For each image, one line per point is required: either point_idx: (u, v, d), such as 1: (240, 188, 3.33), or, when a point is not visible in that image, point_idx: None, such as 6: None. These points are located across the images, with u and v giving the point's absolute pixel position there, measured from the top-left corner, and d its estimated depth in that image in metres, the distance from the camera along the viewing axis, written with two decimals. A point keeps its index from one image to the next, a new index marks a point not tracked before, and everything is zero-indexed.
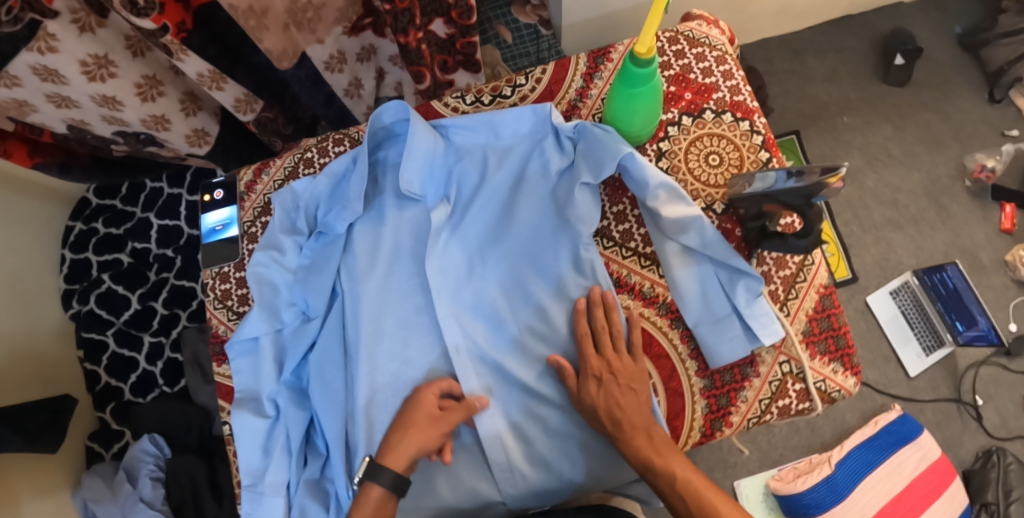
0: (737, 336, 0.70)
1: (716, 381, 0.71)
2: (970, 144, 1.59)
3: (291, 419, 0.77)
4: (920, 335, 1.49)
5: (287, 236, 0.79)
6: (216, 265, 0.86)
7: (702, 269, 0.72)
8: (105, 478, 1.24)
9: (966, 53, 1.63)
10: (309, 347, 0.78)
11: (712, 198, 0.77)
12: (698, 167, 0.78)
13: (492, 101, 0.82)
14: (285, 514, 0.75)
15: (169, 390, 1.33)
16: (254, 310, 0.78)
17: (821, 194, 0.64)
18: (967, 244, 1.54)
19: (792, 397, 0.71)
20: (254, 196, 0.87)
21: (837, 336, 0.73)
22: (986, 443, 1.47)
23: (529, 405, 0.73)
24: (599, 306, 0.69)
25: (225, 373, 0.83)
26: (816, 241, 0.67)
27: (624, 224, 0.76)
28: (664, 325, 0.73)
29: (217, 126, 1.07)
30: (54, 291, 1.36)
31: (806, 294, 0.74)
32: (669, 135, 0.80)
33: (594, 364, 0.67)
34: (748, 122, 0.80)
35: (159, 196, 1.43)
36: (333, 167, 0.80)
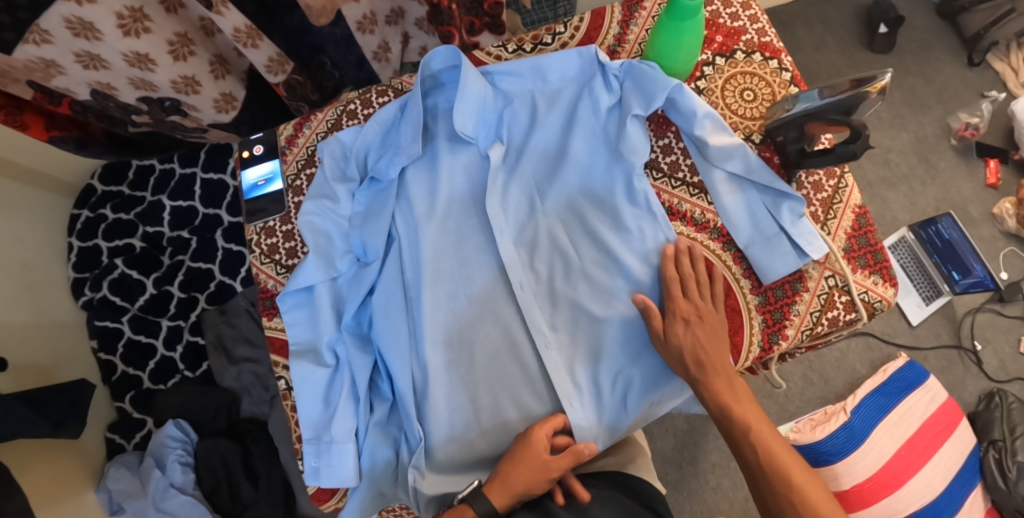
0: (788, 252, 0.74)
1: (769, 297, 0.75)
2: (953, 105, 1.68)
3: (354, 365, 0.77)
4: (919, 285, 1.56)
5: (340, 184, 0.80)
6: (261, 220, 0.85)
7: (748, 195, 0.77)
8: (131, 468, 1.23)
9: (943, 21, 1.73)
10: (368, 293, 0.79)
11: (750, 130, 0.82)
12: (734, 102, 0.83)
13: (534, 49, 0.86)
14: (357, 460, 0.76)
15: (191, 374, 1.31)
16: (311, 259, 0.78)
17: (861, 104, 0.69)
18: (957, 198, 1.62)
19: (840, 308, 0.74)
20: (296, 149, 0.87)
21: (875, 251, 0.77)
22: (987, 386, 1.54)
23: (592, 337, 0.75)
24: (685, 254, 0.72)
25: (277, 327, 0.83)
26: (864, 145, 0.69)
27: (671, 156, 0.79)
28: (716, 249, 0.76)
29: (242, 91, 1.08)
30: (63, 280, 1.32)
31: (844, 214, 0.78)
32: (705, 75, 0.84)
33: (682, 305, 0.70)
34: (776, 61, 0.85)
35: (171, 177, 1.41)
36: (381, 115, 0.81)
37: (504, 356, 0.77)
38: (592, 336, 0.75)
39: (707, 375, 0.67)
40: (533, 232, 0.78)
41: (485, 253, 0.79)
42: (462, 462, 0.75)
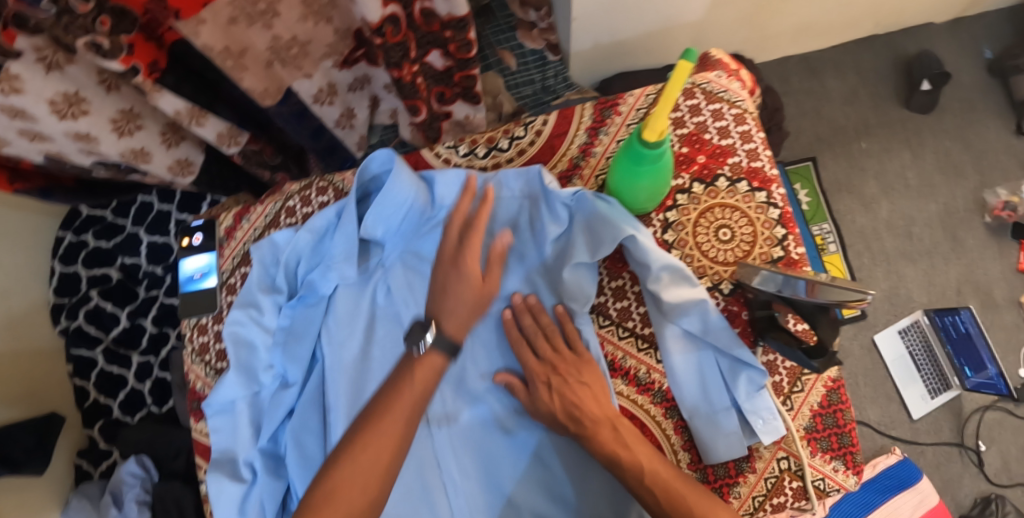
0: (736, 432, 0.67)
1: (709, 475, 0.68)
2: (991, 178, 1.51)
3: (267, 487, 0.74)
4: (926, 377, 1.44)
5: (266, 295, 0.76)
6: (195, 316, 0.83)
7: (701, 356, 0.69)
8: (92, 499, 1.22)
9: (993, 78, 1.55)
10: (286, 414, 0.75)
11: (720, 276, 0.72)
12: (707, 242, 0.73)
13: (488, 154, 0.78)
14: None
15: (158, 409, 1.32)
16: (232, 374, 0.75)
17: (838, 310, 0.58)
18: (981, 281, 1.48)
19: (788, 495, 0.67)
20: (234, 243, 0.84)
21: (843, 434, 0.69)
22: (986, 489, 1.43)
23: (508, 490, 0.71)
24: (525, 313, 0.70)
25: (202, 430, 0.80)
26: (828, 362, 0.62)
27: (623, 300, 0.71)
28: (657, 414, 0.70)
29: (201, 156, 1.02)
30: (42, 305, 1.32)
31: (812, 387, 0.69)
32: (678, 205, 0.74)
33: (540, 371, 0.68)
34: (765, 193, 0.74)
35: (149, 211, 1.38)
36: (316, 222, 0.74)
37: (416, 502, 0.71)
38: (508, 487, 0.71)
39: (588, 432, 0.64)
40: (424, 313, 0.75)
41: None
42: None
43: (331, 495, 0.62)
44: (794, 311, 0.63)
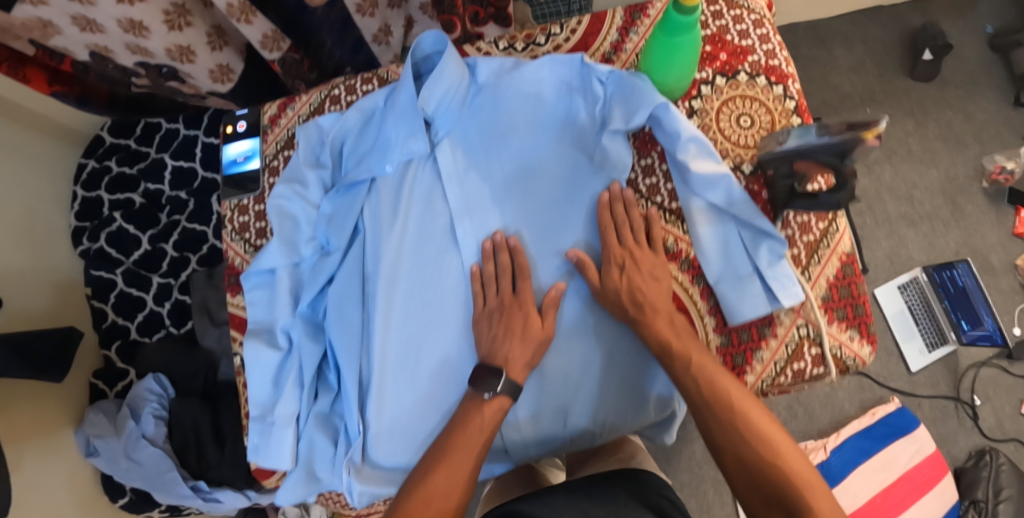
0: (758, 295, 0.70)
1: (733, 338, 0.72)
2: (991, 146, 1.55)
3: (304, 351, 0.76)
4: (924, 330, 1.48)
5: (311, 170, 0.80)
6: (236, 197, 0.86)
7: (725, 228, 0.72)
8: (108, 414, 1.23)
9: (995, 54, 1.60)
10: (328, 280, 0.78)
11: (741, 158, 0.77)
12: (728, 128, 0.78)
13: (525, 48, 0.84)
14: (293, 445, 0.75)
15: (176, 331, 1.33)
16: (275, 242, 0.78)
17: (854, 152, 0.63)
18: (980, 246, 1.52)
19: (808, 361, 0.71)
20: (278, 129, 0.87)
21: (856, 304, 0.73)
22: (980, 443, 1.47)
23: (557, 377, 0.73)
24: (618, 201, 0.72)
25: (239, 304, 0.83)
26: (849, 197, 0.66)
27: (651, 178, 0.76)
28: (685, 280, 0.74)
29: (240, 64, 1.05)
30: (65, 228, 1.33)
31: (829, 261, 0.73)
32: (702, 95, 0.79)
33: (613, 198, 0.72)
34: (782, 87, 0.79)
35: (175, 138, 1.40)
36: (364, 104, 0.81)
37: (452, 365, 0.74)
38: (552, 384, 0.73)
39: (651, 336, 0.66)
40: (462, 188, 0.78)
41: (450, 254, 0.77)
42: (400, 457, 0.75)
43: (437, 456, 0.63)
44: (815, 167, 0.67)
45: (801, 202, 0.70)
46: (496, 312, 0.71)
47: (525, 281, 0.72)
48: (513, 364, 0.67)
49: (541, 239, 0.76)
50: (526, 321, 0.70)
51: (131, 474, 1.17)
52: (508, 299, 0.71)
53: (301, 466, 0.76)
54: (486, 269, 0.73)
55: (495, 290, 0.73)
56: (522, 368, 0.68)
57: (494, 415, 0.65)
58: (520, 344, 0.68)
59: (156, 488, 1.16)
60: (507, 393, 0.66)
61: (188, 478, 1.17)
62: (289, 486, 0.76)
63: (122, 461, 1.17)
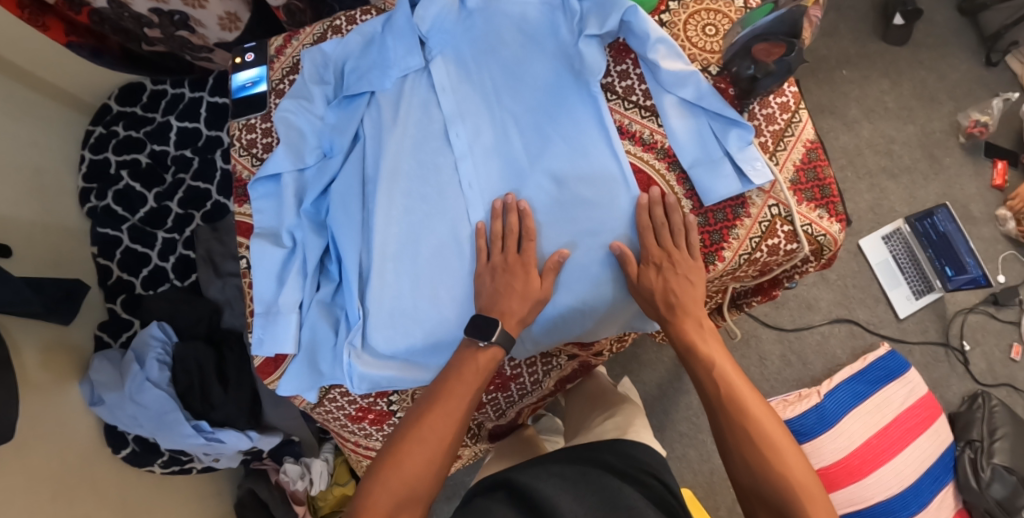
0: (729, 176, 0.75)
1: (710, 218, 0.77)
2: (965, 103, 1.62)
3: (308, 245, 0.81)
4: (910, 279, 1.53)
5: (317, 87, 0.86)
6: (244, 117, 0.91)
7: (697, 120, 0.78)
8: (113, 361, 1.27)
9: (963, 18, 1.68)
10: (330, 182, 0.83)
11: (708, 61, 0.83)
12: (696, 36, 0.85)
13: None
14: (298, 330, 0.79)
15: (180, 284, 1.37)
16: (282, 148, 0.83)
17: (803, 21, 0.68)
18: (959, 196, 1.57)
19: (781, 237, 0.76)
20: (283, 58, 0.93)
21: (823, 186, 0.78)
22: (973, 388, 1.50)
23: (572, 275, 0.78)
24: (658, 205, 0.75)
25: (245, 213, 0.88)
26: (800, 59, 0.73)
27: (627, 80, 0.82)
28: (661, 168, 0.79)
29: (247, 14, 1.14)
30: (72, 189, 1.38)
31: (794, 147, 0.79)
32: (670, 10, 0.86)
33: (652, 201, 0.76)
34: (742, 1, 0.87)
35: (180, 101, 1.46)
36: (365, 27, 0.87)
37: (446, 256, 0.79)
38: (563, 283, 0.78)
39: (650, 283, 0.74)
40: (454, 96, 0.83)
41: (444, 155, 0.82)
42: (398, 345, 0.78)
43: (421, 415, 0.69)
44: (768, 46, 0.72)
45: (765, 83, 0.76)
46: (501, 273, 0.75)
47: (530, 243, 0.77)
48: (508, 317, 0.73)
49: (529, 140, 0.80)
50: (526, 279, 0.75)
51: (136, 417, 1.18)
52: (511, 258, 0.76)
53: (306, 352, 0.80)
54: (493, 228, 0.77)
55: (500, 250, 0.77)
56: (516, 322, 0.74)
57: (487, 362, 0.73)
58: (519, 301, 0.74)
59: (158, 430, 1.17)
60: (500, 345, 0.72)
61: (191, 419, 1.20)
62: (292, 376, 0.80)
63: (128, 405, 1.17)
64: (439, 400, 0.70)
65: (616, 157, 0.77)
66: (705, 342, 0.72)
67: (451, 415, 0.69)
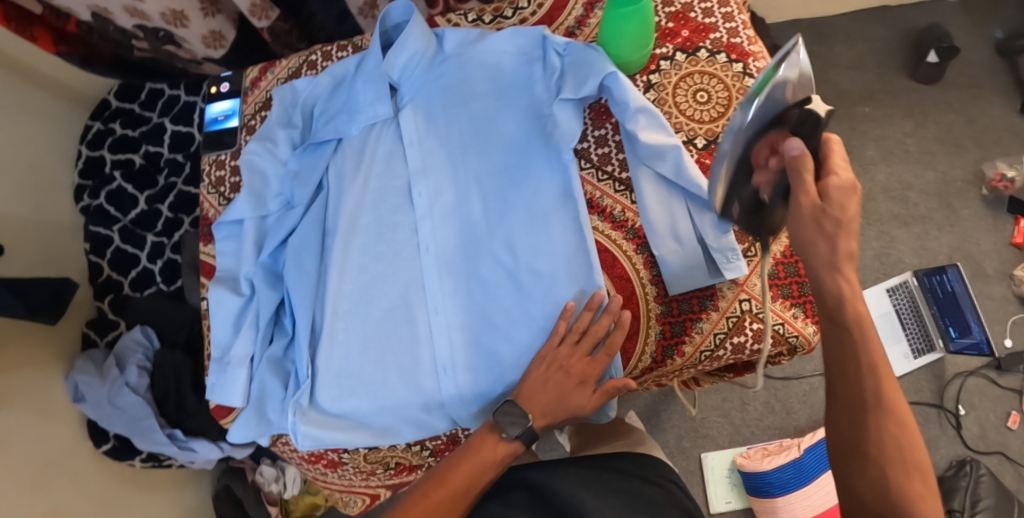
0: (699, 266, 0.71)
1: (673, 308, 0.73)
2: (992, 152, 1.52)
3: (261, 298, 0.79)
4: (910, 337, 1.46)
5: (282, 129, 0.83)
6: (214, 153, 0.90)
7: (673, 200, 0.73)
8: (95, 362, 1.28)
9: (1002, 59, 1.56)
10: (289, 233, 0.81)
11: (695, 133, 0.77)
12: (685, 103, 0.78)
13: (493, 21, 0.84)
14: (246, 384, 0.79)
15: (166, 288, 1.37)
16: (242, 195, 0.81)
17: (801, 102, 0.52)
18: (973, 251, 1.49)
19: (748, 335, 0.72)
20: (257, 91, 0.91)
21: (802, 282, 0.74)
22: (962, 453, 1.44)
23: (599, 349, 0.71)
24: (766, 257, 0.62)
25: (209, 253, 0.87)
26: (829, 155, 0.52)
27: (604, 148, 0.76)
28: (629, 249, 0.74)
29: (233, 32, 1.10)
30: (67, 184, 1.39)
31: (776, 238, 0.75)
32: (660, 69, 0.79)
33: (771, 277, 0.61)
34: (742, 64, 0.78)
35: (176, 104, 1.44)
36: (336, 69, 0.82)
37: (397, 320, 0.77)
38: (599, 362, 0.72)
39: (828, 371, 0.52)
40: (418, 150, 0.78)
41: (405, 213, 0.78)
42: (344, 406, 0.77)
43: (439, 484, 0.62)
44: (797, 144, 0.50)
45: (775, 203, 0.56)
46: (544, 364, 0.68)
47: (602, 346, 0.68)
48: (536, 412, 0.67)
49: (493, 205, 0.75)
50: (574, 376, 0.67)
51: (112, 419, 1.19)
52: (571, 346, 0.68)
53: (253, 404, 0.79)
54: (579, 319, 0.68)
55: (558, 337, 0.69)
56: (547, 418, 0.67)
57: (495, 455, 0.64)
58: (550, 397, 0.67)
59: (133, 433, 1.19)
60: (523, 440, 0.65)
61: (165, 426, 1.21)
62: (241, 423, 0.79)
63: (105, 406, 1.19)
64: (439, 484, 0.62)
65: (583, 229, 0.71)
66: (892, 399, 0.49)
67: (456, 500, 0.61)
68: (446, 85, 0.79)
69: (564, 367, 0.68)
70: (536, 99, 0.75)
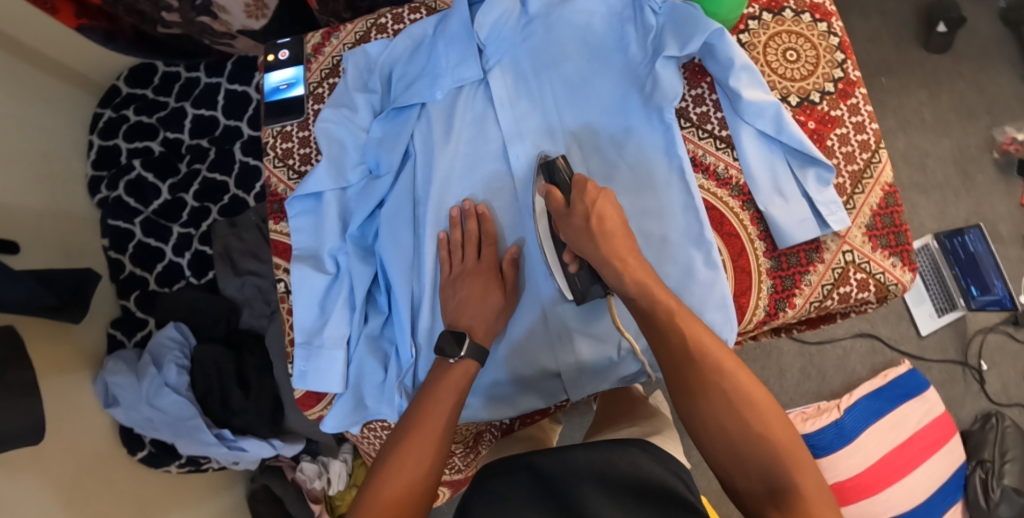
0: (807, 219, 0.72)
1: (783, 263, 0.73)
2: (1002, 119, 1.58)
3: (354, 273, 0.76)
4: (934, 297, 1.52)
5: (361, 95, 0.79)
6: (278, 124, 0.86)
7: (773, 157, 0.74)
8: (128, 363, 1.22)
9: (1007, 29, 1.62)
10: (377, 205, 0.77)
11: (788, 91, 0.78)
12: (776, 61, 0.78)
13: None
14: (344, 367, 0.76)
15: (196, 281, 1.31)
16: (324, 165, 0.77)
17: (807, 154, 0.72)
18: (989, 215, 1.55)
19: (853, 285, 0.73)
20: (321, 58, 0.86)
21: (898, 233, 0.75)
22: (986, 407, 1.51)
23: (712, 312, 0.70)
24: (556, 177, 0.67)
25: (282, 231, 0.83)
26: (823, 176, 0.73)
27: (702, 107, 0.76)
28: (735, 207, 0.74)
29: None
30: (80, 176, 1.31)
31: (872, 190, 0.76)
32: (749, 29, 0.79)
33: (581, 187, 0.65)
34: (826, 24, 0.80)
35: (196, 86, 1.39)
36: (415, 30, 0.79)
37: None
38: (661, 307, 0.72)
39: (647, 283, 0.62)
40: (511, 113, 0.76)
41: (499, 179, 0.76)
42: None
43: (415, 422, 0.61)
44: (547, 187, 0.67)
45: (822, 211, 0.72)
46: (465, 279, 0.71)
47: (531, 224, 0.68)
48: (476, 329, 0.68)
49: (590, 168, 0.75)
50: (487, 288, 0.70)
51: (154, 422, 1.15)
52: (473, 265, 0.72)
53: (352, 389, 0.77)
54: (452, 236, 0.74)
55: (461, 256, 0.73)
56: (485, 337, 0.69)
57: (460, 379, 0.65)
58: (480, 310, 0.69)
59: (178, 435, 1.15)
60: (472, 356, 0.66)
61: (212, 426, 1.17)
62: (337, 411, 0.77)
63: (143, 408, 1.15)
64: (418, 422, 0.61)
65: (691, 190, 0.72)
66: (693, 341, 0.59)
67: (429, 438, 0.60)
68: (533, 46, 0.77)
69: (485, 287, 0.71)
70: (630, 58, 0.75)
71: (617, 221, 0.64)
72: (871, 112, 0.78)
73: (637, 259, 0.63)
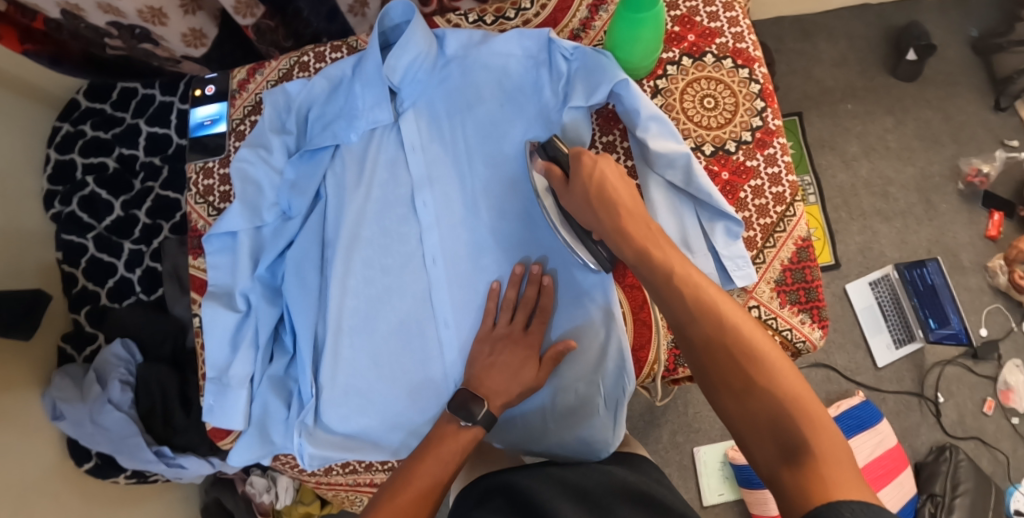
0: (710, 275, 0.72)
1: None
2: (968, 148, 1.57)
3: (261, 315, 0.76)
4: (892, 327, 1.50)
5: (276, 135, 0.77)
6: (201, 160, 0.86)
7: (682, 207, 0.73)
8: (74, 379, 1.20)
9: (977, 57, 1.60)
10: (287, 245, 0.77)
11: (703, 140, 0.77)
12: (692, 109, 0.77)
13: (495, 23, 0.80)
14: (247, 406, 0.76)
15: (146, 298, 1.32)
16: (236, 207, 0.75)
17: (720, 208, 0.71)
18: (951, 244, 1.54)
19: None
20: (245, 94, 0.87)
21: (809, 289, 0.74)
22: (941, 439, 1.49)
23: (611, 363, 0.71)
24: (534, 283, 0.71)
25: (200, 267, 0.84)
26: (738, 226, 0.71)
27: (612, 154, 0.76)
28: None
29: (214, 30, 1.05)
30: (36, 191, 1.31)
31: (784, 245, 0.75)
32: (667, 75, 0.78)
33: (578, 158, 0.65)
34: (748, 70, 0.78)
35: (150, 103, 1.39)
36: (332, 71, 0.78)
37: (405, 335, 0.75)
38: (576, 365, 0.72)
39: (627, 222, 0.59)
40: (421, 158, 0.76)
41: (408, 222, 0.76)
42: (352, 425, 0.75)
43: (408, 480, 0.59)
44: (547, 163, 0.67)
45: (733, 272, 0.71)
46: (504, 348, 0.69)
47: (541, 323, 0.70)
48: None
49: (498, 217, 0.75)
50: (519, 371, 0.67)
51: (96, 438, 1.12)
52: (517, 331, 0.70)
53: (255, 426, 0.77)
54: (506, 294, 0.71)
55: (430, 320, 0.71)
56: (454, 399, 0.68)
57: (465, 442, 0.63)
58: (505, 380, 0.67)
59: (119, 451, 1.13)
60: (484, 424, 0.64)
61: (152, 443, 1.15)
62: (242, 447, 0.77)
63: (87, 424, 1.12)
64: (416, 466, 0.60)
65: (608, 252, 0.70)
66: (659, 246, 0.56)
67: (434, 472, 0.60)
68: (447, 88, 0.77)
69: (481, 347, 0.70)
70: (542, 102, 0.74)
71: (620, 183, 0.62)
72: (789, 162, 0.76)
73: (642, 227, 0.59)
